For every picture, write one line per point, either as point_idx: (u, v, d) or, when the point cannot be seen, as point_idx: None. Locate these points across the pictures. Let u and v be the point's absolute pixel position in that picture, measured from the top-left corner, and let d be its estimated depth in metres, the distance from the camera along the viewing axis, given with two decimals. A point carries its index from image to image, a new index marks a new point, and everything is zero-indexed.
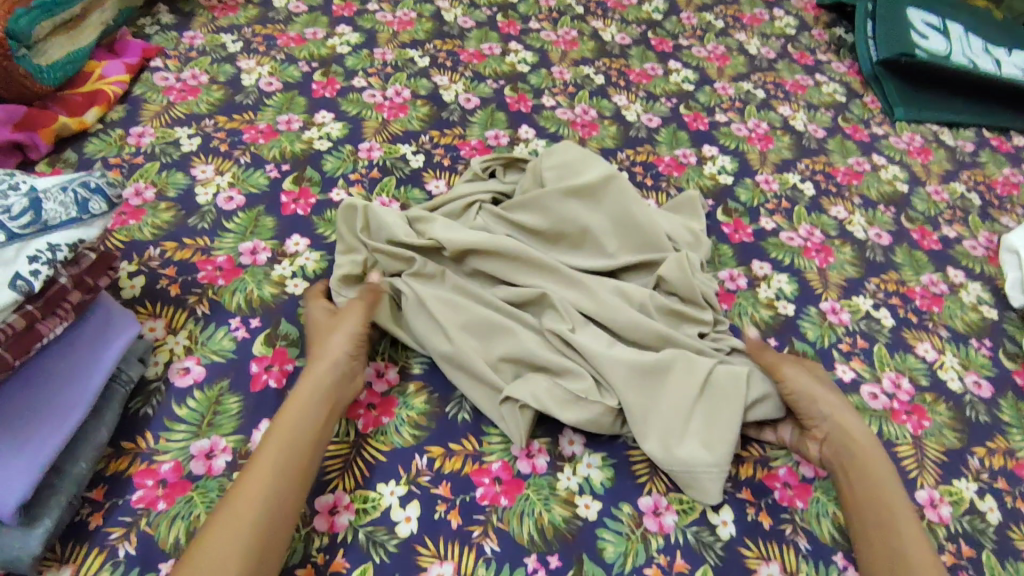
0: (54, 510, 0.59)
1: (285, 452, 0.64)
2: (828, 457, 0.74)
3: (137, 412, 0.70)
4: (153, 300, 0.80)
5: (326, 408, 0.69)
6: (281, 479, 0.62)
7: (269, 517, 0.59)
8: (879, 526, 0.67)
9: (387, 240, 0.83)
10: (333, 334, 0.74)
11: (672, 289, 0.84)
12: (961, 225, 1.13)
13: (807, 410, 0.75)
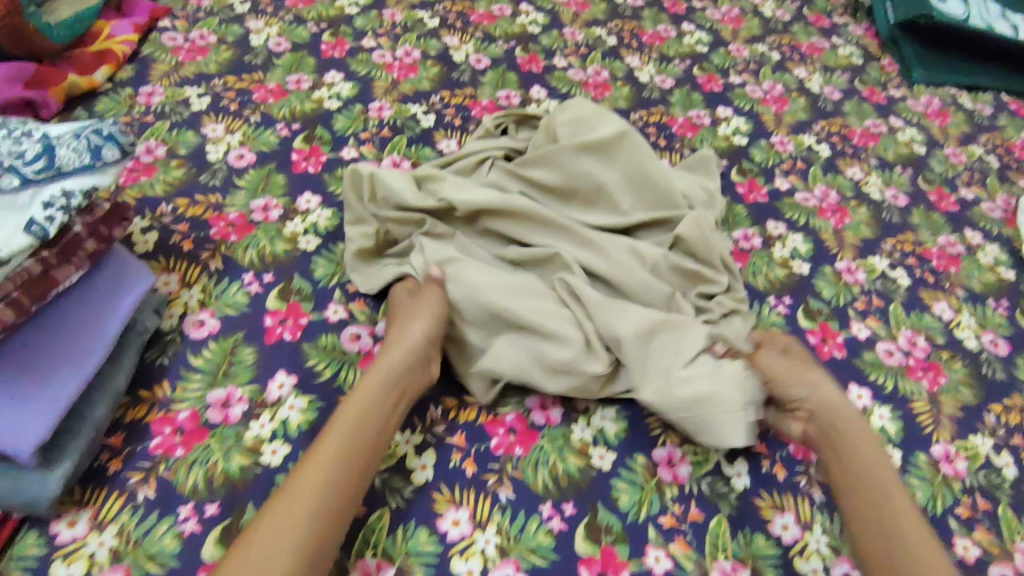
0: (73, 454, 0.59)
1: (351, 446, 0.61)
2: (814, 435, 0.70)
3: (153, 361, 0.71)
4: (166, 255, 0.80)
5: (392, 401, 0.66)
6: (340, 474, 0.59)
7: (324, 513, 0.57)
8: (878, 524, 0.63)
9: (396, 206, 0.81)
10: (410, 320, 0.71)
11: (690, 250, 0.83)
12: (979, 187, 1.11)
13: (789, 392, 0.72)
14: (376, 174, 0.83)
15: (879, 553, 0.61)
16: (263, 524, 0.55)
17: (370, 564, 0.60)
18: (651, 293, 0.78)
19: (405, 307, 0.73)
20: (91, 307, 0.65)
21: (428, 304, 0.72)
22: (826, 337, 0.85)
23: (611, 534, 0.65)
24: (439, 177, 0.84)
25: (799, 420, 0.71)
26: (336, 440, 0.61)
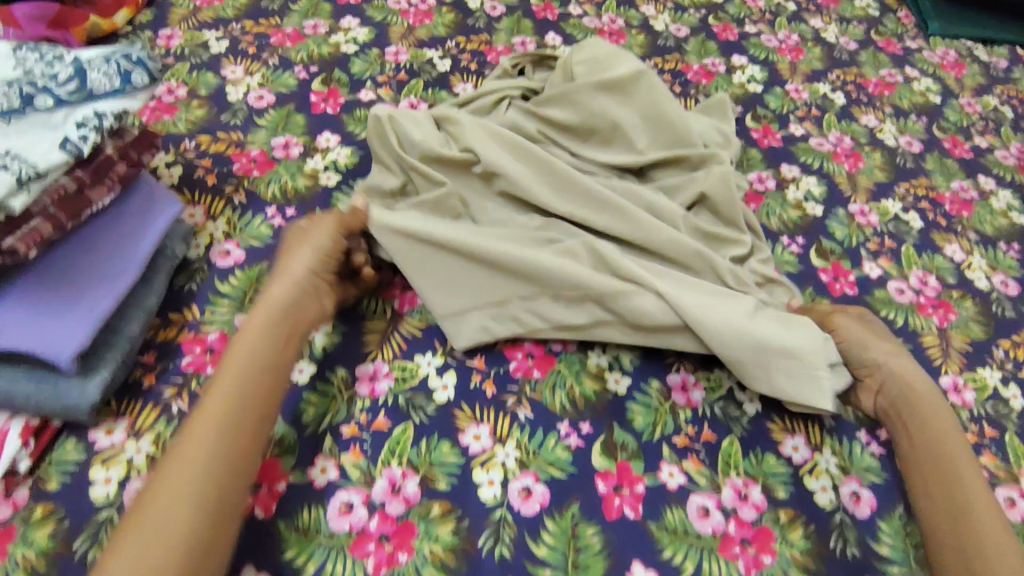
0: (110, 364, 0.61)
1: (241, 383, 0.60)
2: (883, 406, 0.70)
3: (182, 288, 0.73)
4: (191, 189, 0.81)
5: (280, 333, 0.64)
6: (233, 406, 0.59)
7: (223, 453, 0.56)
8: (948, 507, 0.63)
9: (420, 156, 0.81)
10: (292, 258, 0.69)
11: (715, 207, 0.84)
12: (993, 136, 1.11)
13: (862, 358, 0.72)
14: (396, 124, 0.82)
15: (945, 525, 0.62)
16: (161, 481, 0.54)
17: (396, 473, 0.62)
18: (674, 250, 0.78)
19: (292, 242, 0.72)
20: (124, 229, 0.67)
21: (315, 238, 0.71)
22: (838, 275, 0.86)
23: (627, 451, 0.67)
24: (461, 128, 0.83)
25: (870, 389, 0.71)
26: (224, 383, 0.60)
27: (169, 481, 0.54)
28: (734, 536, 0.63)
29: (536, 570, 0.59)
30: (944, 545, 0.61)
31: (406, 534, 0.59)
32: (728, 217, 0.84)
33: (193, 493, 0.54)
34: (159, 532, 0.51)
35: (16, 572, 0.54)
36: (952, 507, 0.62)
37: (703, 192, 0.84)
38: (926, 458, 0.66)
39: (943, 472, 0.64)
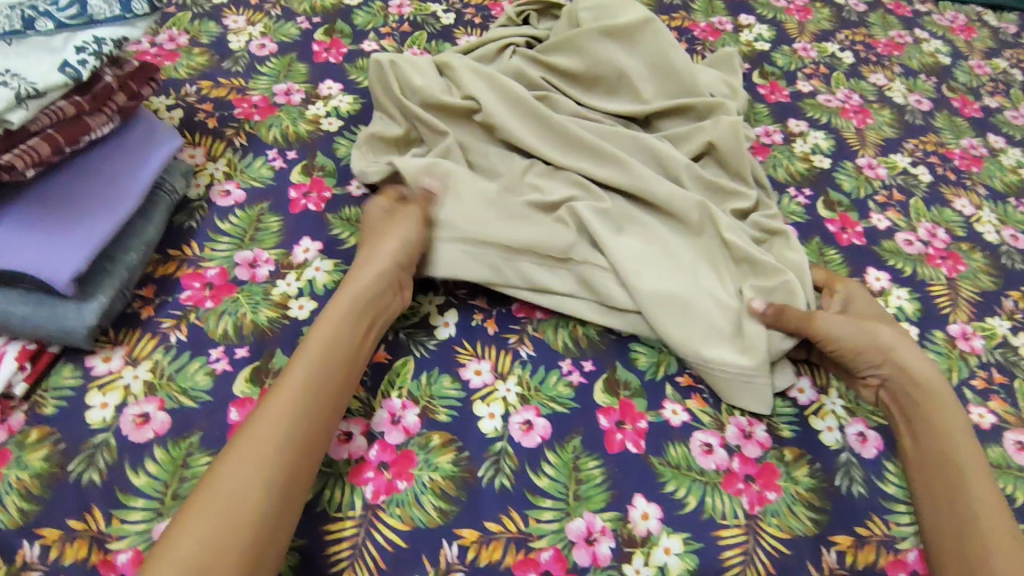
0: (108, 291, 0.61)
1: (320, 371, 0.57)
2: (886, 402, 0.66)
3: (181, 225, 0.72)
4: (192, 131, 0.80)
5: (358, 322, 0.61)
6: (316, 394, 0.56)
7: (295, 442, 0.53)
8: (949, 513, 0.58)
9: (422, 102, 0.79)
10: (380, 245, 0.66)
11: (721, 158, 0.82)
12: (1003, 96, 1.09)
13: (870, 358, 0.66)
14: (398, 70, 0.80)
15: (948, 534, 0.57)
16: (230, 462, 0.51)
17: (396, 405, 0.62)
18: (675, 200, 0.74)
19: (375, 230, 0.69)
20: (123, 160, 0.66)
21: (406, 229, 0.67)
22: (845, 226, 0.85)
23: (629, 389, 0.66)
24: (464, 75, 0.81)
25: (870, 385, 0.67)
26: (302, 367, 0.57)
27: (241, 457, 0.51)
28: (738, 473, 0.62)
29: (537, 502, 0.58)
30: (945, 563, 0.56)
31: (405, 463, 0.58)
32: (734, 167, 0.82)
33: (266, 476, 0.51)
34: (220, 515, 0.48)
35: (11, 494, 0.54)
36: (955, 515, 0.57)
37: (710, 142, 0.81)
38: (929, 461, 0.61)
39: (949, 478, 0.59)
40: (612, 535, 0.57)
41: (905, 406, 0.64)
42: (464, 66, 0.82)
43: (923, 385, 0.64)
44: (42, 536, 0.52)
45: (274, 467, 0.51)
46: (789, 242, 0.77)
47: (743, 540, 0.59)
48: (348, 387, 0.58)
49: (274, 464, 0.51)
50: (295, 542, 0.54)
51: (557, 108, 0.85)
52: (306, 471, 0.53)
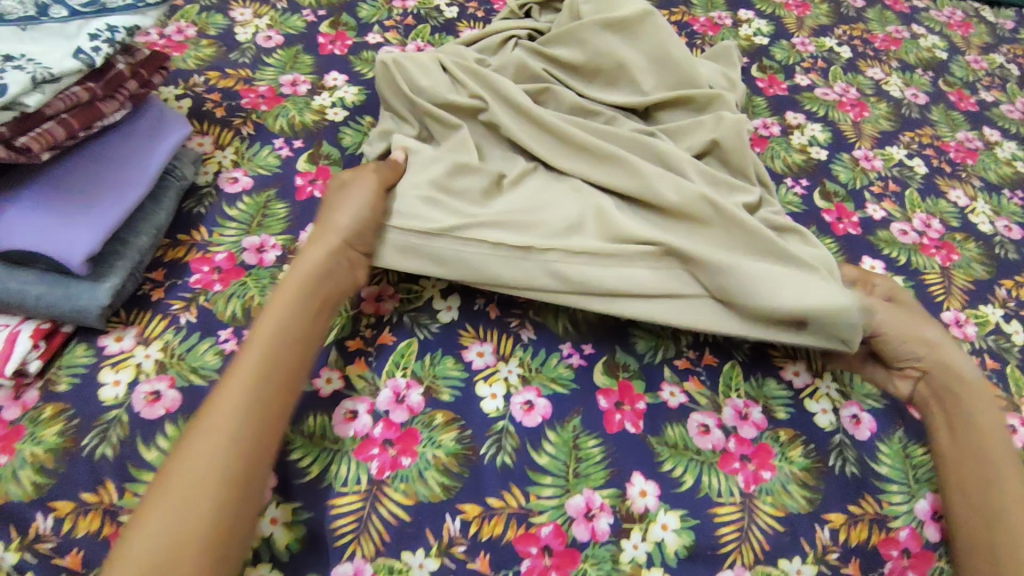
0: (120, 272, 0.62)
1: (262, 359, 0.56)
2: (923, 395, 0.66)
3: (190, 211, 0.73)
4: (200, 120, 0.82)
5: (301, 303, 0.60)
6: (267, 376, 0.55)
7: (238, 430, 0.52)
8: (983, 513, 0.59)
9: (427, 100, 0.81)
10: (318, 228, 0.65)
11: (725, 156, 0.83)
12: (999, 91, 1.11)
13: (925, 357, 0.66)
14: (404, 67, 0.82)
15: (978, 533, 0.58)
16: (181, 454, 0.51)
17: (400, 384, 0.63)
18: (679, 195, 0.73)
19: (331, 206, 0.68)
20: (134, 146, 0.67)
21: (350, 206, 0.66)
22: (841, 216, 0.87)
23: (628, 372, 0.68)
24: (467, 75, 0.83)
25: (908, 377, 0.67)
26: (251, 354, 0.56)
27: (192, 446, 0.51)
28: (733, 453, 0.64)
29: (538, 479, 0.60)
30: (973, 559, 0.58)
31: (410, 440, 0.60)
32: (737, 166, 0.83)
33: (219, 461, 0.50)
34: (175, 503, 0.48)
35: (25, 468, 0.55)
36: (990, 515, 0.58)
37: (714, 139, 0.82)
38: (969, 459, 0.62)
39: (984, 479, 0.60)
40: (611, 512, 0.59)
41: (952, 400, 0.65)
42: (465, 66, 0.84)
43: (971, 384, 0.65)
44: (56, 510, 0.54)
45: (227, 451, 0.51)
46: (802, 239, 0.77)
47: (738, 517, 0.61)
48: (301, 365, 0.58)
49: (226, 447, 0.51)
50: (302, 515, 0.56)
51: (561, 101, 0.86)
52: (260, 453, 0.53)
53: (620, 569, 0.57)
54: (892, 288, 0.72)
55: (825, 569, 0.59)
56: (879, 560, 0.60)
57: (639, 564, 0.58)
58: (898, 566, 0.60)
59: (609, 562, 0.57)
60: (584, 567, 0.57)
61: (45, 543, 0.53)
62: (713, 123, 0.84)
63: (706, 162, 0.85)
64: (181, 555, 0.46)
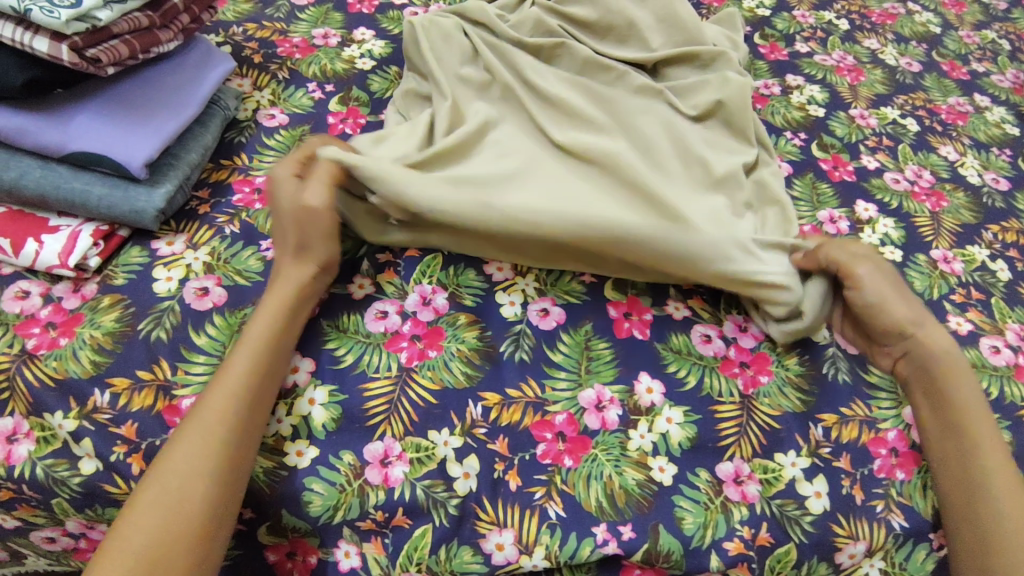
0: (173, 181, 0.68)
1: (230, 405, 0.55)
2: (905, 370, 0.68)
3: (232, 140, 0.79)
4: (240, 64, 0.88)
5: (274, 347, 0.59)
6: (254, 400, 0.57)
7: (209, 476, 0.53)
8: (960, 473, 0.61)
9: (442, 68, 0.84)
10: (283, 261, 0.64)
11: (729, 116, 0.87)
12: (990, 62, 1.16)
13: (884, 327, 0.68)
14: (431, 28, 0.87)
15: (959, 495, 0.60)
16: (168, 471, 0.53)
17: (427, 289, 0.69)
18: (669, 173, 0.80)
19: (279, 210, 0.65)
20: (186, 73, 0.74)
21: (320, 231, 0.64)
22: (837, 165, 0.92)
23: (636, 289, 0.73)
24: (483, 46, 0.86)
25: (890, 354, 0.69)
26: (236, 375, 0.57)
27: (178, 468, 0.53)
28: (733, 359, 0.69)
29: (553, 373, 0.65)
30: (954, 512, 0.60)
31: (435, 336, 0.65)
32: (740, 125, 0.87)
33: (207, 479, 0.52)
34: (162, 522, 0.50)
35: (85, 349, 0.60)
36: (964, 474, 0.61)
37: (721, 99, 0.86)
38: (944, 425, 0.64)
39: (961, 442, 0.62)
40: (620, 404, 0.64)
41: (931, 381, 0.66)
42: (485, 38, 0.88)
43: (952, 373, 0.65)
44: (112, 386, 0.59)
45: (211, 469, 0.53)
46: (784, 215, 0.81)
47: (737, 415, 0.65)
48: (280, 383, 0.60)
49: (207, 467, 0.53)
50: (337, 397, 0.61)
51: (574, 55, 0.90)
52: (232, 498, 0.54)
53: (628, 455, 0.62)
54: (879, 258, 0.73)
55: (819, 461, 0.64)
56: (869, 457, 0.65)
57: (645, 452, 0.63)
58: (887, 464, 0.65)
59: (618, 448, 0.62)
60: (595, 452, 0.62)
61: (101, 414, 0.58)
62: (718, 83, 0.88)
63: (711, 122, 0.88)
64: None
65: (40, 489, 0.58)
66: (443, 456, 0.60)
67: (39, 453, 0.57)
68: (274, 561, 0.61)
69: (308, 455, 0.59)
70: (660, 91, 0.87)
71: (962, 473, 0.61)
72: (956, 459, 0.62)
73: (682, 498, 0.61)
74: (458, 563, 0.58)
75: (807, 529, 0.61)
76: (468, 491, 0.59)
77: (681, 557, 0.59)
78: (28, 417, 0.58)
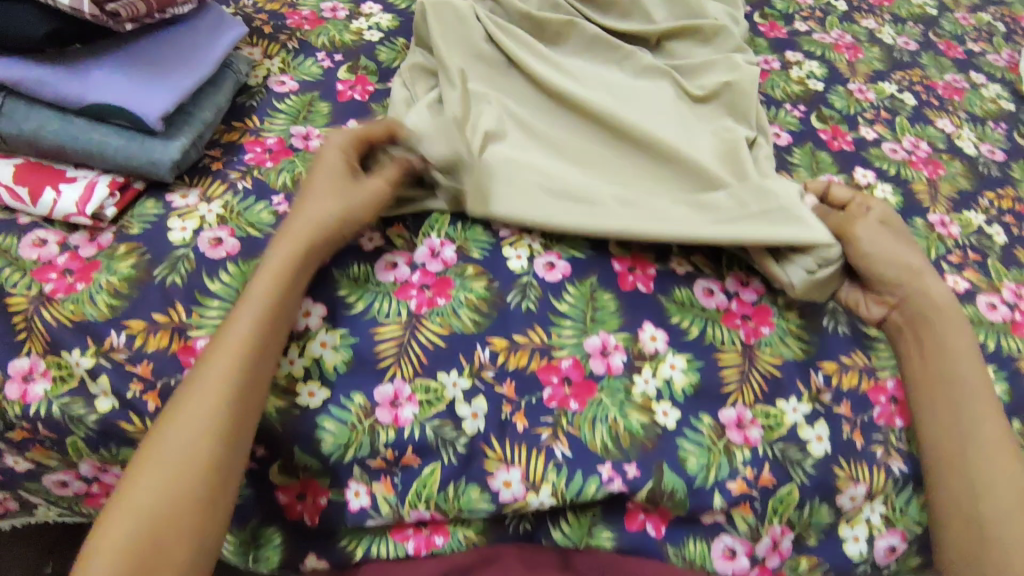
0: (188, 136, 0.70)
1: (236, 365, 0.56)
2: (895, 321, 0.69)
3: (243, 104, 0.81)
4: (251, 33, 0.90)
5: (269, 329, 0.59)
6: (258, 360, 0.57)
7: (214, 437, 0.53)
8: (949, 419, 0.63)
9: (452, 44, 0.84)
10: (293, 220, 0.64)
11: (735, 96, 0.86)
12: (986, 43, 1.18)
13: (887, 274, 0.69)
14: (442, 7, 0.86)
15: (948, 441, 0.62)
16: (174, 429, 0.53)
17: (435, 243, 0.70)
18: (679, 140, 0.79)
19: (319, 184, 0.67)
20: (200, 35, 0.75)
21: (333, 197, 0.66)
22: (836, 136, 0.94)
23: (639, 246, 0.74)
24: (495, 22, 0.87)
25: (884, 304, 0.70)
26: (240, 333, 0.57)
27: (183, 426, 0.53)
28: (735, 312, 0.70)
29: (558, 321, 0.66)
30: (940, 457, 0.62)
31: (444, 285, 0.67)
32: (742, 109, 0.86)
33: (210, 438, 0.53)
34: (169, 481, 0.51)
35: (102, 293, 0.61)
36: (953, 421, 0.62)
37: (728, 81, 0.86)
38: (936, 374, 0.65)
39: (952, 389, 0.64)
40: (624, 351, 0.66)
41: (922, 333, 0.67)
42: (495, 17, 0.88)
43: (941, 325, 0.67)
44: (129, 327, 0.60)
45: (213, 429, 0.53)
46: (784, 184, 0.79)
47: (739, 363, 0.67)
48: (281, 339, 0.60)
49: (211, 427, 0.53)
50: (349, 340, 0.63)
51: (583, 34, 0.91)
52: (237, 456, 0.55)
53: (633, 399, 0.63)
54: (885, 213, 0.73)
55: (820, 406, 0.66)
56: (868, 405, 0.66)
57: (649, 396, 0.64)
58: (886, 411, 0.66)
59: (622, 392, 0.64)
60: (600, 396, 0.63)
61: (118, 353, 0.59)
62: (726, 67, 0.89)
63: (716, 103, 0.87)
64: (183, 533, 0.50)
65: (55, 427, 0.59)
66: (452, 397, 0.61)
67: (56, 391, 0.59)
68: (285, 503, 0.61)
69: (320, 396, 0.61)
70: (665, 70, 0.89)
71: (949, 420, 0.63)
72: (945, 406, 0.63)
73: (686, 442, 0.62)
74: (466, 501, 0.59)
75: (809, 471, 0.63)
76: (476, 430, 0.61)
77: (685, 496, 0.60)
78: (45, 356, 0.59)
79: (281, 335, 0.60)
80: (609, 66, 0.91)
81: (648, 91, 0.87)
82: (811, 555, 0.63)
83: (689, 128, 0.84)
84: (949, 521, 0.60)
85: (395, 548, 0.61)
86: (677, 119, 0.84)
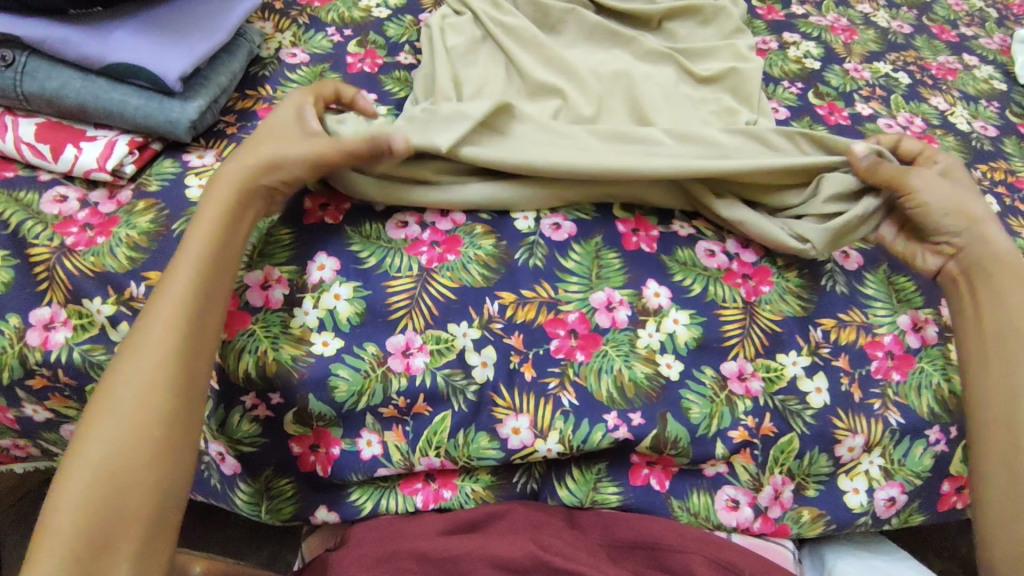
0: (205, 99, 0.71)
1: (178, 313, 0.56)
2: (952, 271, 0.69)
3: (256, 74, 0.83)
4: (262, 9, 0.92)
5: (211, 274, 0.58)
6: (202, 306, 0.57)
7: (165, 385, 0.53)
8: (1001, 371, 0.62)
9: (451, 40, 0.85)
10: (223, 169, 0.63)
11: (740, 83, 0.88)
12: (978, 27, 1.21)
13: (941, 223, 0.68)
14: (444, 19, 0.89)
15: (998, 393, 0.62)
16: (121, 384, 0.53)
17: None
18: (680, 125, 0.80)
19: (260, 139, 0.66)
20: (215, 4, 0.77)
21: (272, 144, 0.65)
22: (833, 111, 0.96)
23: (644, 209, 0.76)
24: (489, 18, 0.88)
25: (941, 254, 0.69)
26: (180, 283, 0.57)
27: (129, 379, 0.53)
28: (736, 272, 0.72)
29: (565, 278, 0.68)
30: (989, 409, 0.62)
31: (454, 243, 0.69)
32: (745, 94, 0.88)
33: (160, 386, 0.53)
34: (123, 433, 0.51)
35: (121, 246, 0.63)
36: (1004, 373, 0.62)
37: (732, 66, 0.88)
38: (993, 325, 0.64)
39: (1006, 340, 0.63)
40: (629, 306, 0.67)
41: (981, 283, 0.67)
42: (493, 15, 0.89)
43: (1002, 276, 0.66)
44: (147, 279, 0.62)
45: (160, 377, 0.53)
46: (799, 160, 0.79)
47: (740, 317, 0.69)
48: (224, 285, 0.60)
49: (158, 375, 0.53)
50: (362, 293, 0.65)
51: (583, 21, 0.91)
52: (192, 401, 0.55)
53: (637, 351, 0.65)
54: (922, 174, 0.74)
55: (819, 359, 0.68)
56: (867, 359, 0.68)
57: (653, 349, 0.66)
58: (884, 365, 0.68)
59: (627, 344, 0.65)
60: (606, 348, 0.65)
61: (138, 302, 0.61)
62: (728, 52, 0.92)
63: (721, 86, 0.89)
64: (145, 478, 0.50)
65: (76, 374, 0.60)
66: (462, 347, 0.63)
67: (77, 339, 0.60)
68: (298, 454, 0.63)
69: (334, 345, 0.62)
70: (666, 54, 0.90)
71: (1000, 371, 0.62)
72: (996, 358, 0.63)
73: (689, 392, 0.64)
74: (476, 448, 0.61)
75: (809, 421, 0.65)
76: (486, 378, 0.62)
77: (688, 444, 0.62)
78: (66, 305, 0.61)
79: (225, 281, 0.60)
80: (613, 47, 0.91)
81: (652, 74, 0.86)
82: (812, 505, 0.65)
83: (696, 109, 0.84)
84: (992, 472, 0.60)
85: (405, 501, 0.63)
86: (682, 100, 0.84)
